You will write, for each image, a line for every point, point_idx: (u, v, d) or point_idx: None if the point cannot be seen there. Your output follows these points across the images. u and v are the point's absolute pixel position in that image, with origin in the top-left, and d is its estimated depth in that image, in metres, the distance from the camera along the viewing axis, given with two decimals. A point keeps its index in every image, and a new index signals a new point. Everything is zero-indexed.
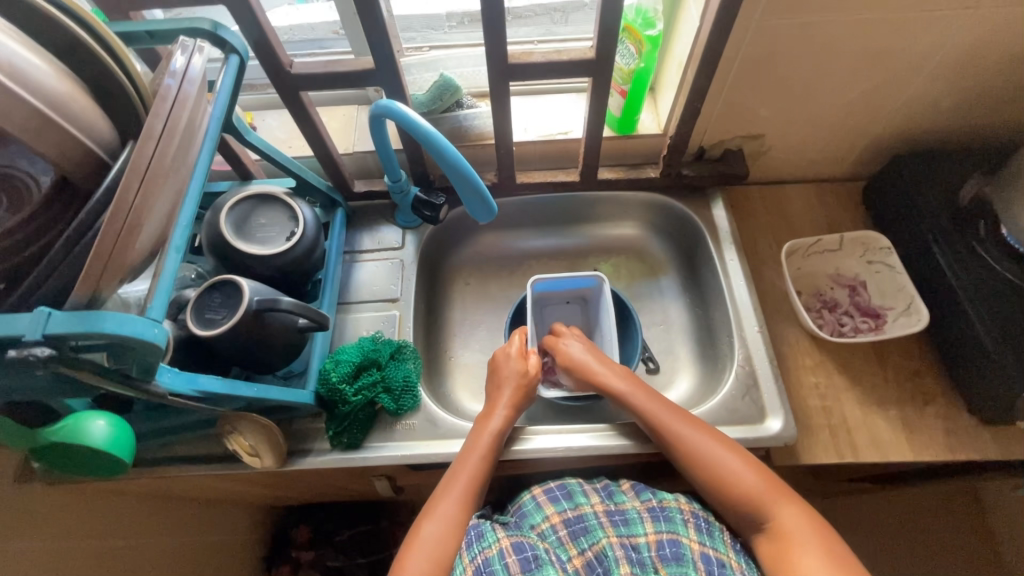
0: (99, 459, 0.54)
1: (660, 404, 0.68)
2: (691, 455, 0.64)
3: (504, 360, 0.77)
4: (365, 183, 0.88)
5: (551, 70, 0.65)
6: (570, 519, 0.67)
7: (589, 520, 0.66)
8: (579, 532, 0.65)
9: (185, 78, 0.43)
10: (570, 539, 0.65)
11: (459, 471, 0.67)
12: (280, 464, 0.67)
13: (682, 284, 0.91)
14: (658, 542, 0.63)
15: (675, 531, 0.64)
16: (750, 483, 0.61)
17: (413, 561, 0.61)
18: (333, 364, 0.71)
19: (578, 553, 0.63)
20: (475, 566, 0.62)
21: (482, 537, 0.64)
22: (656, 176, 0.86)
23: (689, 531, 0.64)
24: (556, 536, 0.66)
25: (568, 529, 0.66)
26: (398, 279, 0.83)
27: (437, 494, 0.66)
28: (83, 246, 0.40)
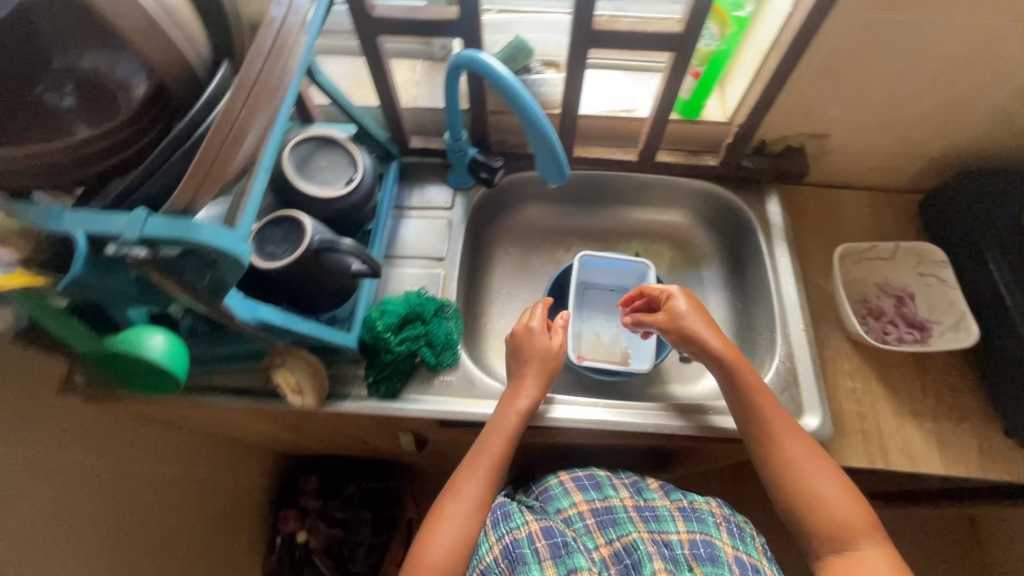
0: (156, 373, 0.55)
1: (769, 401, 0.65)
2: (769, 451, 0.64)
3: (531, 335, 0.73)
4: (421, 140, 0.87)
5: (635, 40, 0.64)
6: (598, 510, 0.67)
7: (618, 512, 0.66)
8: (608, 522, 0.65)
9: (291, 8, 0.44)
10: (598, 529, 0.65)
11: (486, 448, 0.67)
12: (319, 405, 0.68)
13: (724, 276, 0.90)
14: (692, 541, 0.62)
15: (707, 532, 0.64)
16: (823, 492, 0.61)
17: (439, 535, 0.63)
18: (379, 313, 0.72)
19: (605, 543, 0.63)
20: (504, 545, 0.64)
21: (510, 519, 0.67)
22: (714, 165, 0.85)
23: (721, 534, 0.64)
24: (585, 525, 0.66)
25: (596, 518, 0.66)
26: (445, 239, 0.83)
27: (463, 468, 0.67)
28: (182, 155, 0.41)
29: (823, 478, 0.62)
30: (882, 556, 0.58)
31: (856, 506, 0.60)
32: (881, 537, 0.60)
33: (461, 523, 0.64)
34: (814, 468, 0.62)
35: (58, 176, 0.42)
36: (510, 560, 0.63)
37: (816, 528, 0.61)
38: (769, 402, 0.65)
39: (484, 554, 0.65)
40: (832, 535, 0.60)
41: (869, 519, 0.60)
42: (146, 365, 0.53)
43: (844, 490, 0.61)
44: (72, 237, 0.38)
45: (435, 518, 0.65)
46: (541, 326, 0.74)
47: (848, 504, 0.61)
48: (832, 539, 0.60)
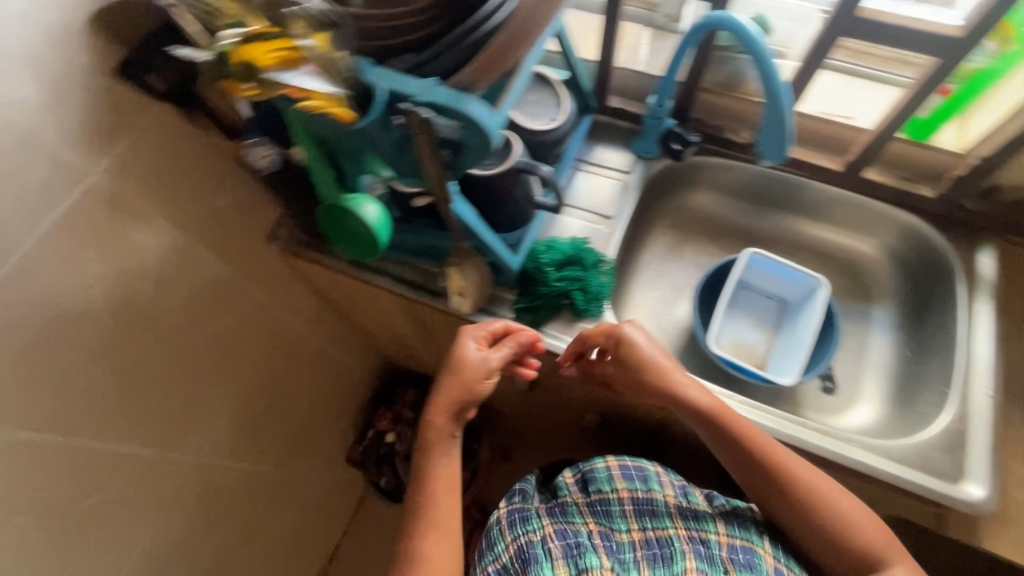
0: (365, 238, 0.64)
1: (759, 440, 0.63)
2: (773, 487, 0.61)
3: (465, 361, 0.66)
4: (619, 101, 0.89)
5: (898, 35, 0.60)
6: (638, 498, 0.63)
7: (658, 505, 0.62)
8: (647, 512, 0.62)
9: None
10: (633, 514, 0.62)
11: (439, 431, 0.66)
12: (471, 311, 0.74)
13: (897, 319, 0.83)
14: (730, 544, 0.59)
15: (748, 539, 0.60)
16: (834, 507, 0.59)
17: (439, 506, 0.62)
18: (545, 248, 0.76)
19: (637, 529, 0.61)
20: (517, 546, 0.59)
21: (527, 521, 0.62)
22: (928, 197, 0.78)
23: (763, 542, 0.60)
24: (620, 509, 0.62)
25: (635, 505, 0.62)
26: (616, 200, 0.85)
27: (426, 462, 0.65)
28: (476, 39, 0.45)
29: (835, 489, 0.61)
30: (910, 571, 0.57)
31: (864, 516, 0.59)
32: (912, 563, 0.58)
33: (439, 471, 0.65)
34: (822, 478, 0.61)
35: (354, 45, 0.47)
36: (523, 561, 0.58)
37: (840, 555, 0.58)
38: (740, 427, 0.64)
39: (498, 553, 0.60)
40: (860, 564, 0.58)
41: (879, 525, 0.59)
42: (363, 229, 0.63)
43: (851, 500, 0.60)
44: (376, 90, 0.45)
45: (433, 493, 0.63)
46: (484, 352, 0.67)
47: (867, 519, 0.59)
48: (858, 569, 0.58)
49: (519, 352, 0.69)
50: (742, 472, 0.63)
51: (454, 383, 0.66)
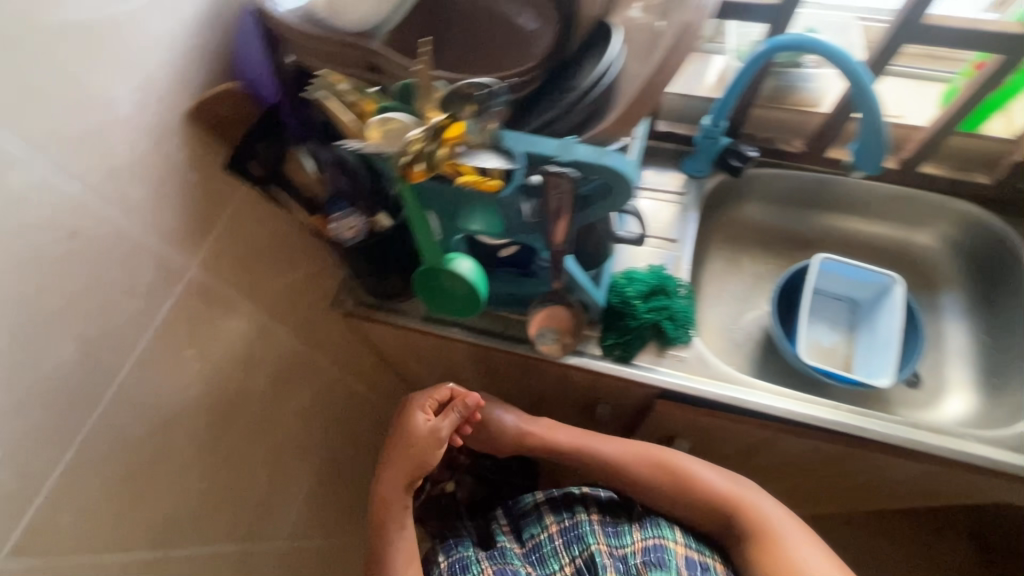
0: (467, 295, 0.62)
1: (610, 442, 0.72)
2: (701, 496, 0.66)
3: (410, 426, 0.66)
4: (664, 125, 0.89)
5: (965, 38, 0.61)
6: (564, 529, 0.67)
7: (581, 528, 0.66)
8: (571, 540, 0.65)
9: None
10: (563, 547, 0.65)
11: (399, 453, 0.66)
12: (563, 352, 0.72)
13: (968, 306, 0.84)
14: (686, 555, 0.63)
15: (662, 536, 0.64)
16: (760, 505, 0.64)
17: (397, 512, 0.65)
18: (627, 280, 0.75)
19: (569, 562, 0.64)
20: None
21: (466, 568, 0.64)
22: (985, 184, 0.79)
23: (675, 536, 0.65)
24: (552, 546, 0.66)
25: (563, 538, 0.66)
26: (679, 221, 0.85)
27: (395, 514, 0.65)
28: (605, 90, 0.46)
29: (760, 496, 0.65)
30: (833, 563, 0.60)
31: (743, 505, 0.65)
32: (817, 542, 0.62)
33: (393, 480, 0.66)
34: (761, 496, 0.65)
35: None
36: None
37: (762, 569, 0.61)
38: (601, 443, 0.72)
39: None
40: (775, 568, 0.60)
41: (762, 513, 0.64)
42: (467, 287, 0.61)
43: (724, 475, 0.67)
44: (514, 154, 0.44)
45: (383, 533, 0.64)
46: (419, 413, 0.67)
47: (797, 531, 0.62)
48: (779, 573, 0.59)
49: (467, 415, 0.68)
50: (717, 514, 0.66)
51: (399, 450, 0.66)
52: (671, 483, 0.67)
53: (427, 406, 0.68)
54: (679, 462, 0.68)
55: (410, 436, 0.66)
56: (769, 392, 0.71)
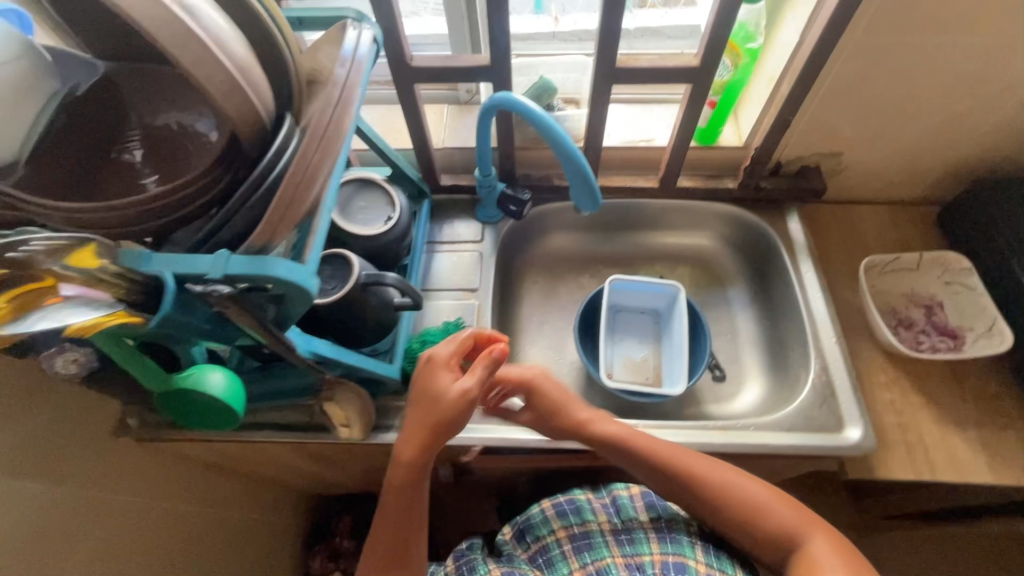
0: (217, 409, 0.57)
1: (623, 433, 0.68)
2: (695, 487, 0.64)
3: (426, 392, 0.60)
4: (450, 179, 0.92)
5: (653, 75, 0.68)
6: (575, 535, 0.65)
7: (593, 537, 0.64)
8: (584, 547, 0.63)
9: (354, 60, 0.49)
10: (573, 553, 0.63)
11: (404, 444, 0.60)
12: (365, 435, 0.70)
13: (751, 295, 0.92)
14: (664, 563, 0.60)
15: (680, 552, 0.61)
16: (753, 496, 0.62)
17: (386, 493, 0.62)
18: (419, 344, 0.75)
19: (578, 567, 0.61)
20: None
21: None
22: (733, 188, 0.88)
23: (695, 553, 0.61)
24: (561, 552, 0.64)
25: (573, 543, 0.64)
26: (477, 270, 0.87)
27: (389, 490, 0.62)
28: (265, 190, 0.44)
29: (737, 480, 0.63)
30: (832, 547, 0.58)
31: (787, 505, 0.62)
32: (828, 534, 0.60)
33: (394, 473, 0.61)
34: (733, 475, 0.64)
35: (132, 228, 0.46)
36: None
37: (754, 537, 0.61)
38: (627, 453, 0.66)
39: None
40: (774, 540, 0.60)
41: (807, 517, 0.61)
42: (211, 401, 0.56)
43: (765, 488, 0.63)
44: (162, 277, 0.40)
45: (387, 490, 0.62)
46: (438, 373, 0.60)
47: (778, 505, 0.62)
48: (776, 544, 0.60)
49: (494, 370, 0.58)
50: (710, 513, 0.63)
51: (422, 402, 0.60)
52: (670, 475, 0.65)
53: (454, 363, 0.61)
54: (674, 457, 0.65)
55: (445, 399, 0.58)
56: None
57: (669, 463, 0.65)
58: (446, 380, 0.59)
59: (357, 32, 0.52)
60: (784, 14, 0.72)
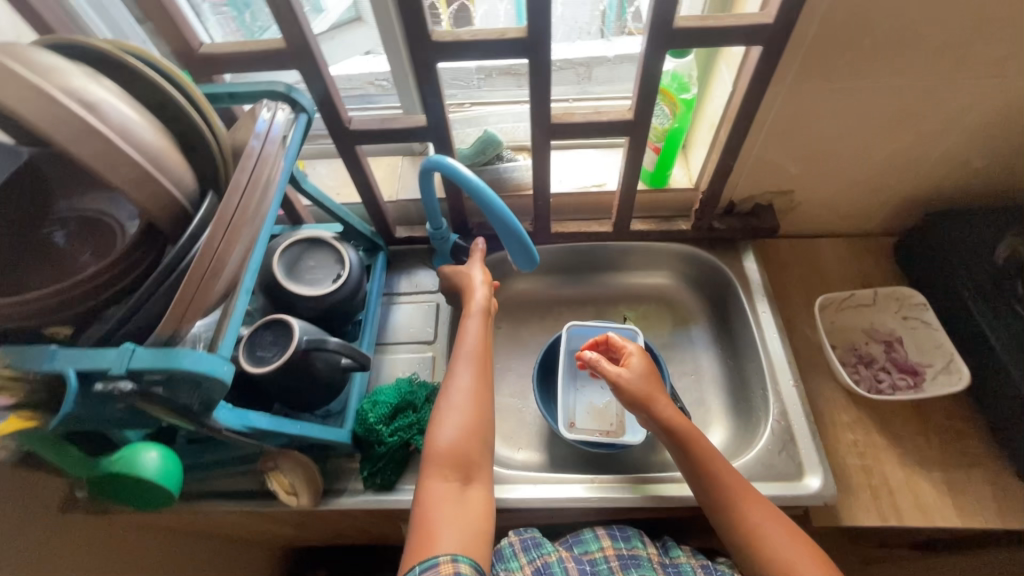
0: (150, 489, 0.55)
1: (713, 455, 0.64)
2: (729, 511, 0.61)
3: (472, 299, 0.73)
4: (406, 230, 0.92)
5: (591, 129, 0.69)
6: (623, 555, 0.67)
7: (642, 560, 0.66)
8: (631, 565, 0.65)
9: (268, 138, 0.49)
10: (619, 567, 0.65)
11: (461, 358, 0.67)
12: (313, 503, 0.68)
13: (713, 333, 0.91)
14: None
15: None
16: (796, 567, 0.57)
17: (449, 417, 0.63)
18: (370, 404, 0.73)
19: None
20: (534, 567, 0.65)
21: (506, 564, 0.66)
22: (687, 229, 0.88)
23: None
24: (608, 566, 0.65)
25: (620, 561, 0.66)
26: (434, 321, 0.86)
27: (439, 419, 0.64)
28: (177, 275, 0.45)
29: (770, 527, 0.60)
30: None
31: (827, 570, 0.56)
32: None
33: (462, 409, 0.64)
34: (773, 528, 0.59)
35: (49, 318, 0.46)
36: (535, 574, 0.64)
37: None
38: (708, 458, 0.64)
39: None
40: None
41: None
42: (142, 483, 0.54)
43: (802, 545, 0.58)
44: (65, 375, 0.40)
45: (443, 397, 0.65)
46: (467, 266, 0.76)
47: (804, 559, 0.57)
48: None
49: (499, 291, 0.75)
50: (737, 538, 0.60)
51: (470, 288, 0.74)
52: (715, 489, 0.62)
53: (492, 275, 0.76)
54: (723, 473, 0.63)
55: (483, 335, 0.70)
56: (528, 484, 0.71)
57: (693, 443, 0.65)
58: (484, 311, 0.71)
59: (271, 111, 0.52)
60: (718, 63, 0.74)
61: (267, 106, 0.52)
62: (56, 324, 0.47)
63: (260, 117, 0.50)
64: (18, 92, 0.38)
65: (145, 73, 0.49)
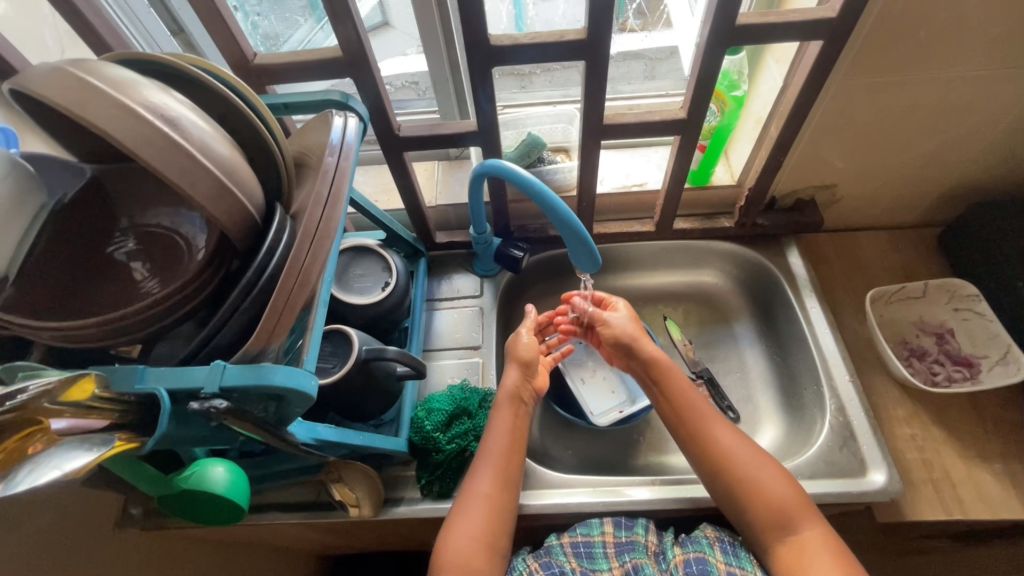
0: (220, 504, 0.54)
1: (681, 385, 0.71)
2: (697, 434, 0.67)
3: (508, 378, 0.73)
4: (446, 235, 0.92)
5: (642, 129, 0.69)
6: (620, 541, 0.66)
7: (637, 544, 0.65)
8: (625, 549, 0.65)
9: (342, 151, 0.48)
10: (614, 554, 0.64)
11: (486, 445, 0.68)
12: (375, 513, 0.67)
13: (758, 330, 0.90)
14: (685, 561, 0.62)
15: (701, 550, 0.63)
16: (755, 474, 0.63)
17: (478, 485, 0.65)
18: (425, 412, 0.72)
19: (618, 565, 0.63)
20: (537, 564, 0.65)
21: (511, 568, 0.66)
22: (730, 226, 0.88)
23: (715, 552, 0.63)
24: (602, 551, 0.65)
25: (615, 547, 0.65)
26: (479, 326, 0.86)
27: (459, 508, 0.64)
28: (259, 290, 0.44)
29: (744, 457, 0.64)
30: (823, 536, 0.59)
31: (798, 495, 0.61)
32: (820, 521, 0.60)
33: (489, 478, 0.65)
34: (745, 456, 0.64)
35: (126, 333, 0.46)
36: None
37: (754, 513, 0.62)
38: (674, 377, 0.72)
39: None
40: (775, 521, 0.61)
41: (807, 503, 0.61)
42: (213, 498, 0.53)
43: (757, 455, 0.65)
44: (157, 394, 0.39)
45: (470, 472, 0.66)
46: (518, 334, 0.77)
47: (776, 481, 0.62)
48: (777, 527, 0.61)
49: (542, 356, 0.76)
50: (699, 457, 0.67)
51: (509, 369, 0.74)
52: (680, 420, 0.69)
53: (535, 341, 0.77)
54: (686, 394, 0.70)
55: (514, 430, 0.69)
56: (586, 489, 0.72)
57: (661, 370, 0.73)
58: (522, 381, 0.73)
59: (342, 119, 0.51)
60: (766, 57, 0.74)
61: (337, 113, 0.51)
62: (131, 340, 0.47)
63: (332, 125, 0.50)
64: (104, 111, 0.38)
65: (212, 86, 0.48)
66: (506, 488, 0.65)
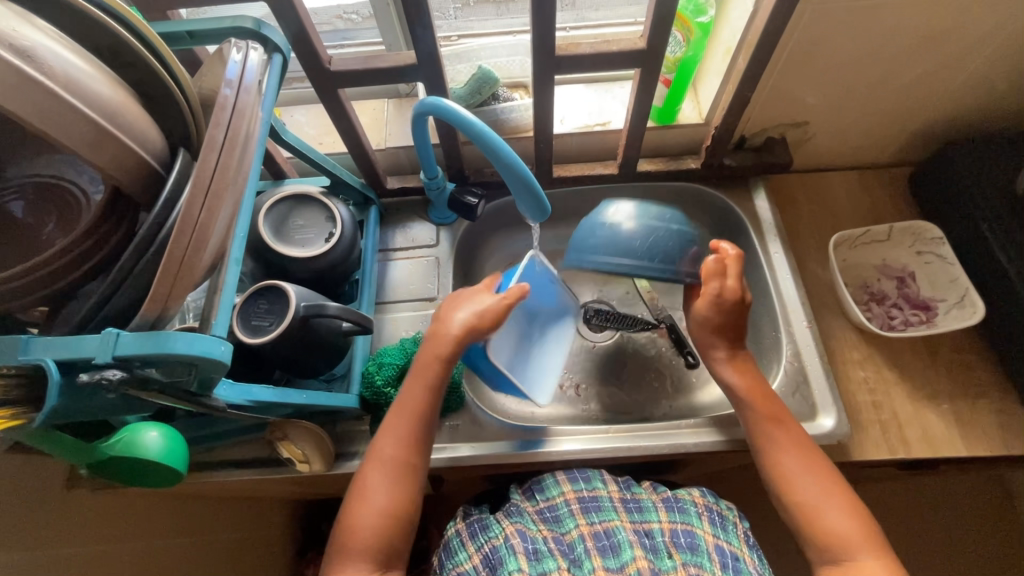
0: (156, 470, 0.51)
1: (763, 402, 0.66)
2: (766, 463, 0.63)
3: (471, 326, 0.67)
4: (398, 180, 0.86)
5: (599, 61, 0.63)
6: (583, 498, 0.66)
7: (603, 501, 0.65)
8: (592, 508, 0.64)
9: (241, 87, 0.42)
10: (580, 512, 0.64)
11: (376, 465, 0.60)
12: (327, 468, 0.67)
13: None
14: (672, 530, 0.62)
15: (690, 522, 0.63)
16: (820, 509, 0.58)
17: (365, 512, 0.58)
18: (376, 366, 0.70)
19: (586, 523, 0.63)
20: (482, 556, 0.62)
21: (487, 528, 0.64)
22: (697, 167, 0.84)
23: (703, 523, 0.63)
24: (568, 510, 0.65)
25: (580, 504, 0.65)
26: (434, 277, 0.82)
27: (359, 485, 0.60)
28: (157, 249, 0.40)
29: (807, 485, 0.60)
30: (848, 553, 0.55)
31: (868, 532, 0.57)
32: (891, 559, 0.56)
33: (379, 506, 0.58)
34: (810, 485, 0.60)
35: (16, 301, 0.41)
36: (489, 566, 0.61)
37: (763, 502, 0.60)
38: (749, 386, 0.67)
39: (461, 564, 0.63)
40: (830, 552, 0.57)
41: (879, 542, 0.56)
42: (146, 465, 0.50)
43: (838, 501, 0.58)
44: (43, 365, 0.37)
45: (356, 495, 0.60)
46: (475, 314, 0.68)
47: (839, 512, 0.58)
48: (830, 553, 0.57)
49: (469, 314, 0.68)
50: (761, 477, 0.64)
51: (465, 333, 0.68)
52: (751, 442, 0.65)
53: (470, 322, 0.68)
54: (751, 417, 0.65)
55: (427, 388, 0.63)
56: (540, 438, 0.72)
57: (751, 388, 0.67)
58: (419, 380, 0.63)
59: (242, 51, 0.44)
60: None
61: (236, 45, 0.44)
62: (25, 307, 0.42)
63: (229, 58, 0.43)
64: None
65: (81, 8, 0.41)
66: (415, 468, 0.61)
